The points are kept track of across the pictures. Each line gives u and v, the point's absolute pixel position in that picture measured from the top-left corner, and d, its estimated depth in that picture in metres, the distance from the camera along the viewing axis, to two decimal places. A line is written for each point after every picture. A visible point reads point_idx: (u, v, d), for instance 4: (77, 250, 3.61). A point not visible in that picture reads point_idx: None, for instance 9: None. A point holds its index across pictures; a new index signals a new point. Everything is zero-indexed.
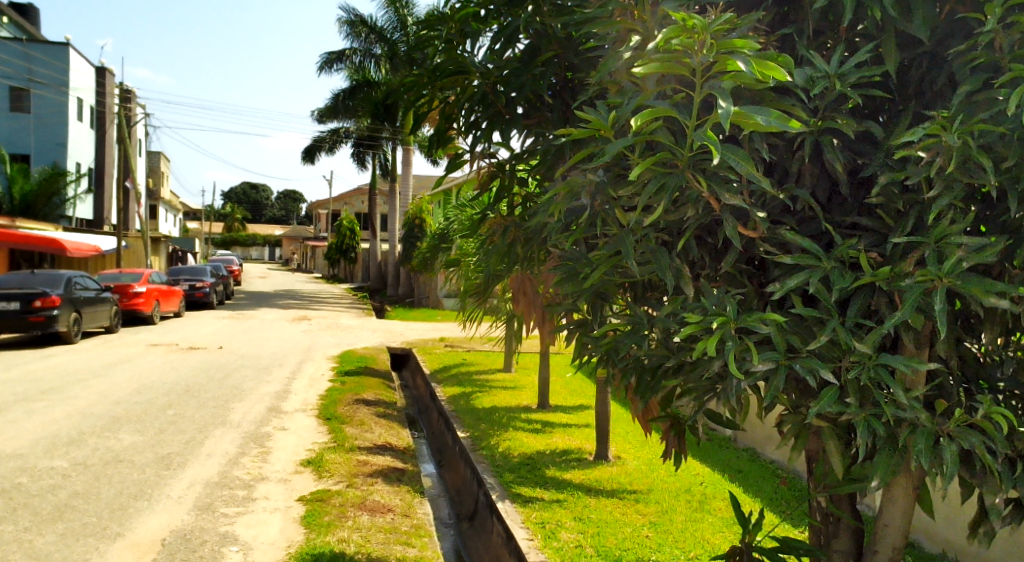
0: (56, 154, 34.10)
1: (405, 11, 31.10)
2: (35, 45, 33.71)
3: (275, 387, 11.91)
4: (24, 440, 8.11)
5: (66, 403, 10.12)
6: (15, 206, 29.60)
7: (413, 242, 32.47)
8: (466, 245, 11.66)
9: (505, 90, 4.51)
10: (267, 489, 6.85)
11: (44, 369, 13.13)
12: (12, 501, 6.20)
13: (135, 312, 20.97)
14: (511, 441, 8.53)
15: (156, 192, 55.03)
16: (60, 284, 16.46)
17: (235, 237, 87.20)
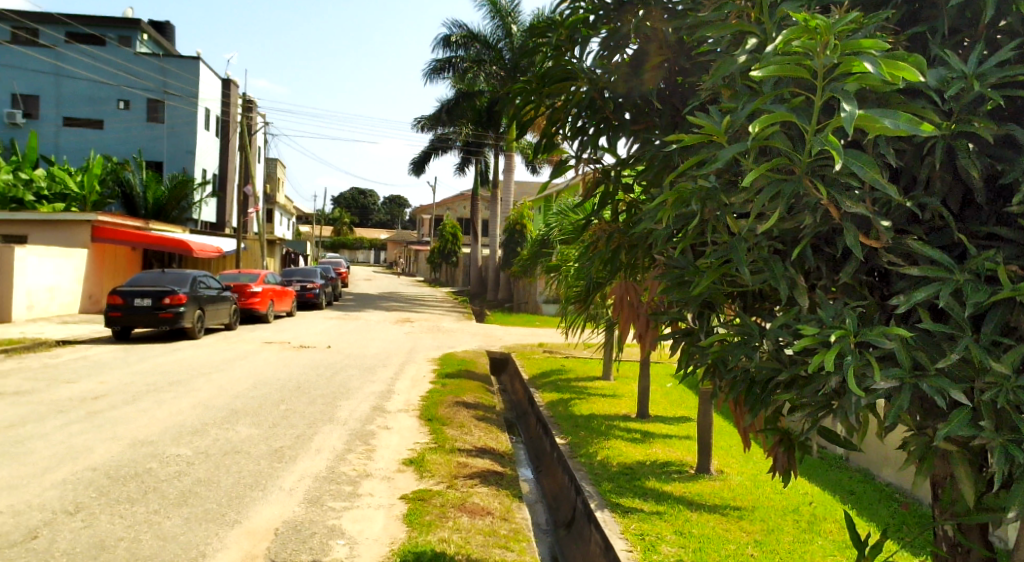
0: (185, 161, 36.13)
1: (510, 21, 31.48)
2: (169, 59, 35.90)
3: (379, 387, 12.20)
4: (153, 428, 8.60)
5: (190, 395, 10.68)
6: (149, 209, 31.51)
7: (514, 248, 32.74)
8: (567, 251, 11.65)
9: (612, 96, 4.52)
10: (372, 486, 7.01)
11: (170, 362, 13.91)
12: (143, 484, 6.58)
13: (251, 311, 21.92)
14: (609, 449, 8.45)
15: (272, 197, 57.59)
16: (187, 282, 17.39)
17: (343, 241, 90.27)
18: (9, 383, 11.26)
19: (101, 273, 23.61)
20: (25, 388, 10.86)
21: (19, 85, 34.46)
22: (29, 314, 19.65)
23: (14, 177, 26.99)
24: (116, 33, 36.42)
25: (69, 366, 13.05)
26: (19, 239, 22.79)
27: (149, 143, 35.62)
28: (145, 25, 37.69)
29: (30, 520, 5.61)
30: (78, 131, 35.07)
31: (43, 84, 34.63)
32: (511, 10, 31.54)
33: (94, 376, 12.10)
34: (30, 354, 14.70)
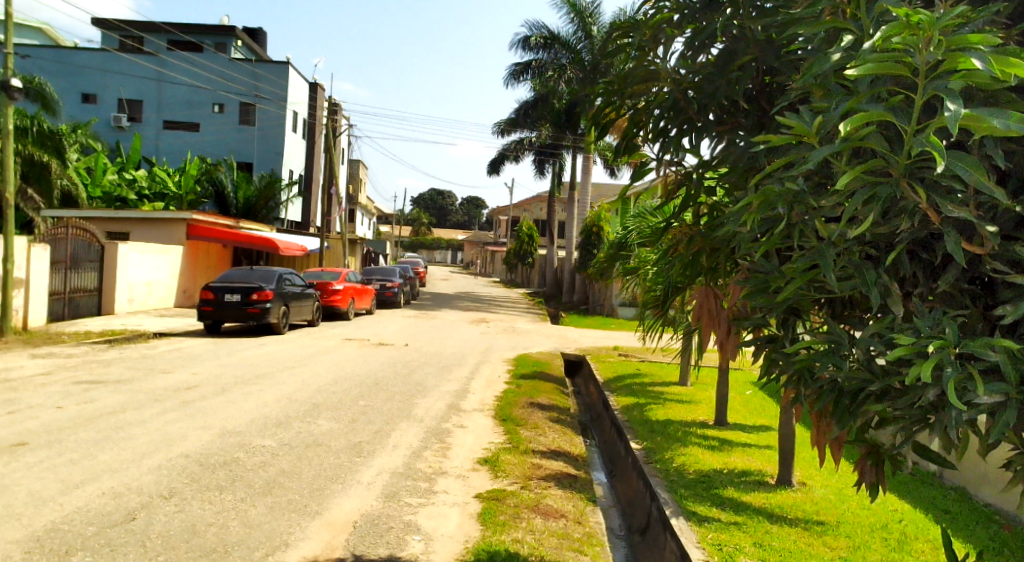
0: (274, 162, 37.16)
1: (590, 22, 31.17)
2: (261, 64, 36.99)
3: (455, 386, 12.30)
4: (241, 419, 8.87)
5: (275, 388, 10.99)
6: (239, 208, 32.59)
7: (591, 250, 32.58)
8: (646, 253, 11.49)
9: (696, 95, 4.42)
10: (447, 483, 7.06)
11: (256, 356, 14.35)
12: (231, 473, 6.78)
13: (333, 308, 22.41)
14: (685, 456, 8.30)
15: (355, 197, 58.83)
16: (274, 279, 17.85)
17: (421, 241, 91.53)
18: (111, 371, 11.81)
19: (194, 269, 24.54)
20: (125, 377, 11.37)
21: (125, 90, 36.21)
22: (131, 306, 20.58)
23: (118, 177, 28.48)
24: (213, 40, 38.64)
25: (164, 357, 13.59)
26: (121, 235, 23.92)
27: (240, 145, 36.86)
28: (239, 31, 39.00)
29: (128, 503, 5.85)
30: (176, 134, 36.60)
31: (146, 89, 36.29)
32: (591, 11, 31.23)
33: (187, 367, 12.58)
34: (129, 344, 15.40)
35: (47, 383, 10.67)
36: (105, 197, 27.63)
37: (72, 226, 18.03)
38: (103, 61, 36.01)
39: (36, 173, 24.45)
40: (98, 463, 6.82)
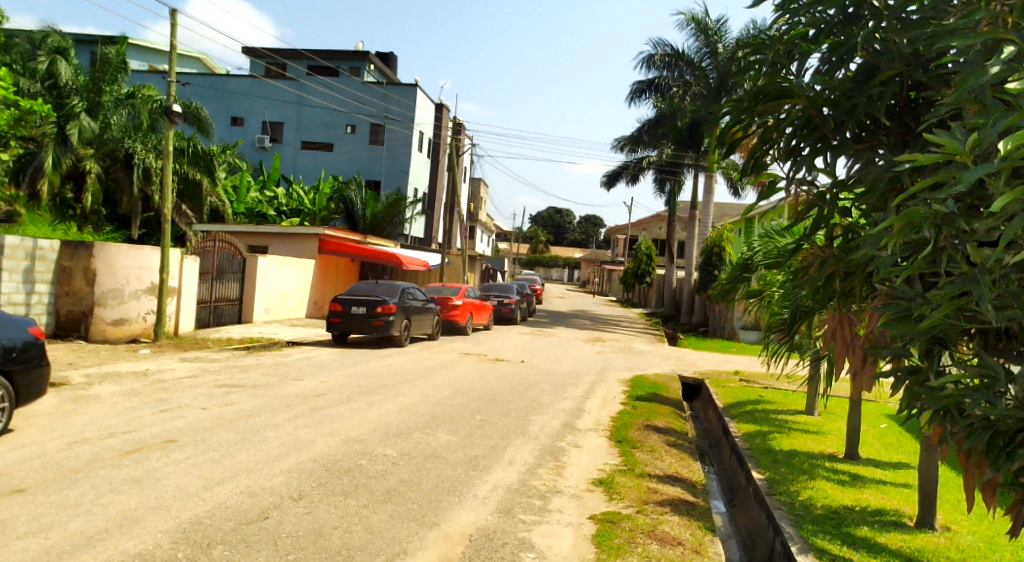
0: (400, 180, 38.22)
1: (716, 40, 30.31)
2: (392, 87, 38.24)
3: (571, 405, 12.21)
4: (365, 428, 9.12)
5: (396, 399, 11.25)
6: (367, 224, 33.76)
7: (712, 271, 31.72)
8: (772, 275, 11.09)
9: (832, 112, 4.76)
10: (562, 502, 6.99)
11: (379, 367, 14.73)
12: (355, 479, 6.96)
13: (452, 322, 22.75)
14: (813, 489, 7.90)
15: (475, 215, 59.68)
16: (398, 292, 18.30)
17: (539, 258, 91.90)
18: (248, 377, 12.42)
19: (324, 282, 25.56)
20: (261, 383, 11.93)
21: (268, 112, 38.43)
22: (266, 315, 21.62)
23: (260, 195, 30.13)
24: (349, 65, 39.99)
25: (295, 365, 14.16)
26: (260, 248, 25.24)
27: (370, 164, 38.21)
28: (372, 55, 40.57)
29: (262, 502, 6.10)
30: (312, 153, 38.40)
31: (287, 112, 38.40)
32: (718, 27, 30.34)
33: (316, 376, 13.07)
34: (265, 352, 16.16)
35: (192, 385, 11.32)
36: (248, 212, 29.35)
37: (219, 239, 19.18)
38: (251, 86, 38.39)
39: (189, 191, 26.37)
40: (237, 463, 7.15)
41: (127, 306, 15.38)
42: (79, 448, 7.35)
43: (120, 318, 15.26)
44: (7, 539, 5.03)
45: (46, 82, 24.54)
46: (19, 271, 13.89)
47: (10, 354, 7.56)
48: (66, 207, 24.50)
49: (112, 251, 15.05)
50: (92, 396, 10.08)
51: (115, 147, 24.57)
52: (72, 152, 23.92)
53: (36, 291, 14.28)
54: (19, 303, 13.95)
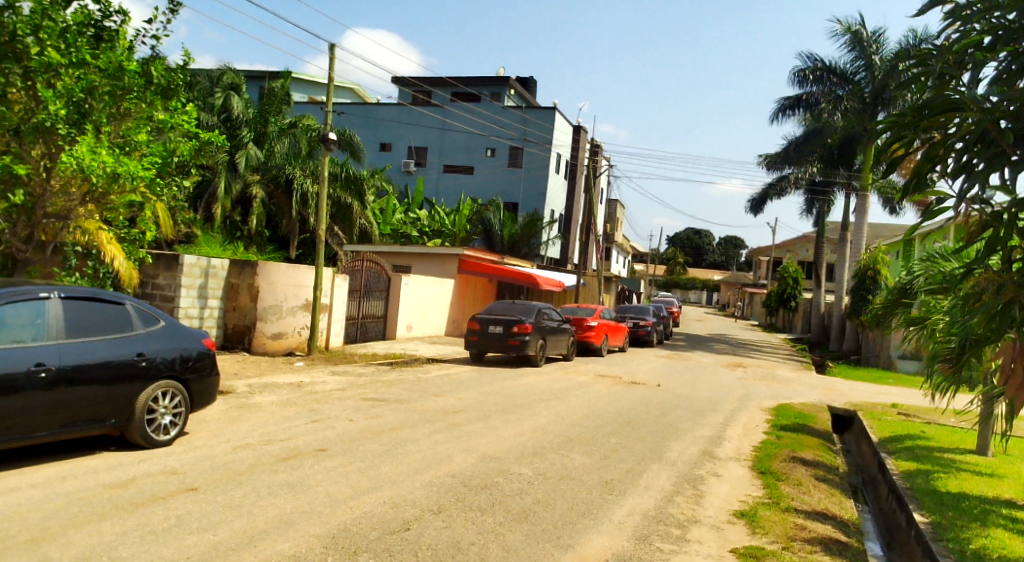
0: (538, 202, 38.64)
1: (872, 51, 28.95)
2: (531, 110, 38.81)
3: (710, 432, 11.87)
4: (502, 445, 9.25)
5: (532, 418, 11.33)
6: (505, 245, 34.34)
7: (865, 296, 30.07)
8: (935, 301, 10.43)
9: (1010, 126, 4.54)
10: (701, 533, 6.81)
11: (515, 386, 14.88)
12: (491, 496, 7.06)
13: (587, 344, 22.70)
14: (986, 538, 7.27)
15: (612, 236, 59.43)
16: (534, 312, 18.45)
17: (676, 280, 90.24)
18: (392, 391, 12.88)
19: (463, 301, 26.14)
20: (403, 397, 12.35)
21: (414, 138, 39.99)
22: (408, 333, 22.34)
23: (405, 216, 31.23)
24: (490, 90, 41.05)
25: (435, 382, 14.53)
26: (404, 268, 26.21)
27: (508, 186, 38.87)
28: (514, 80, 41.44)
29: (403, 513, 6.30)
30: (454, 177, 39.53)
31: (432, 137, 39.78)
32: (875, 38, 28.97)
33: (455, 392, 13.38)
34: (407, 368, 16.70)
35: (341, 397, 11.86)
36: (393, 233, 30.48)
37: (367, 258, 20.05)
38: (398, 113, 39.97)
39: (341, 214, 27.75)
40: (381, 474, 7.42)
41: (285, 321, 16.32)
42: (242, 453, 7.86)
43: (279, 332, 16.22)
44: (181, 533, 5.44)
45: (221, 115, 26.24)
46: (195, 287, 15.00)
47: (187, 363, 8.16)
48: (234, 229, 26.42)
49: (273, 269, 16.04)
50: (252, 405, 10.75)
51: (279, 173, 26.49)
52: (240, 178, 25.88)
53: (208, 306, 15.39)
54: (194, 317, 15.07)
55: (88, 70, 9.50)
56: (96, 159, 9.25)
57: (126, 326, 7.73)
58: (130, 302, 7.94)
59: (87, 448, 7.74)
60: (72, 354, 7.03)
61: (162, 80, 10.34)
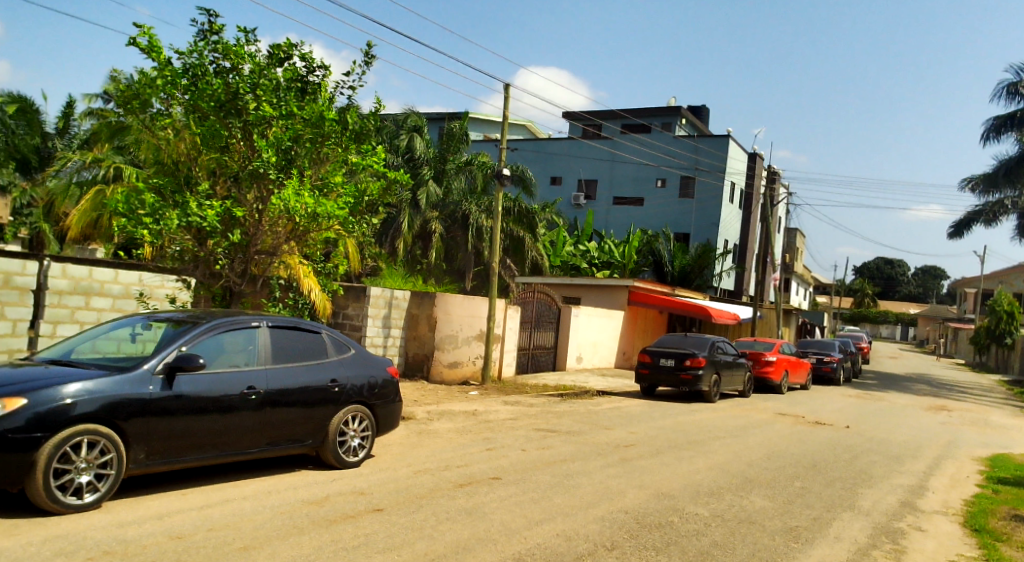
0: (711, 233, 37.77)
1: None
2: (704, 139, 38.09)
3: (909, 481, 10.98)
4: (678, 483, 9.03)
5: (708, 456, 10.99)
6: (676, 276, 33.78)
7: None
8: None
9: None
10: None
11: (689, 422, 14.50)
12: (666, 536, 6.90)
13: (766, 380, 21.77)
14: None
15: (792, 266, 56.87)
16: (707, 345, 17.91)
17: (866, 314, 84.65)
18: (563, 423, 12.95)
19: (633, 334, 25.91)
20: (575, 429, 12.36)
21: (585, 171, 40.37)
22: (579, 364, 22.39)
23: (574, 249, 31.38)
24: (661, 121, 40.83)
25: (606, 415, 14.46)
26: (574, 299, 26.38)
27: (680, 217, 38.30)
28: (685, 110, 41.00)
29: (578, 547, 6.29)
30: (624, 208, 39.46)
31: (602, 169, 40.01)
32: None
33: (627, 426, 13.24)
34: (578, 399, 16.73)
35: (513, 427, 12.06)
36: (563, 265, 30.72)
37: (538, 289, 20.36)
38: (569, 147, 40.59)
39: (514, 246, 28.44)
40: (555, 506, 7.47)
41: (461, 350, 16.89)
42: (423, 477, 8.17)
43: (455, 361, 16.79)
44: (369, 552, 5.72)
45: (405, 156, 27.78)
46: (380, 316, 15.82)
47: (374, 389, 8.61)
48: (415, 262, 27.59)
49: (450, 300, 16.68)
50: (431, 431, 11.18)
51: (456, 209, 27.58)
52: (422, 214, 27.26)
53: (391, 335, 16.18)
54: (378, 344, 15.87)
55: (295, 121, 10.35)
56: (300, 201, 10.04)
57: (322, 354, 8.26)
58: (326, 331, 8.47)
59: (288, 465, 8.34)
60: (278, 379, 7.63)
61: (356, 125, 11.08)
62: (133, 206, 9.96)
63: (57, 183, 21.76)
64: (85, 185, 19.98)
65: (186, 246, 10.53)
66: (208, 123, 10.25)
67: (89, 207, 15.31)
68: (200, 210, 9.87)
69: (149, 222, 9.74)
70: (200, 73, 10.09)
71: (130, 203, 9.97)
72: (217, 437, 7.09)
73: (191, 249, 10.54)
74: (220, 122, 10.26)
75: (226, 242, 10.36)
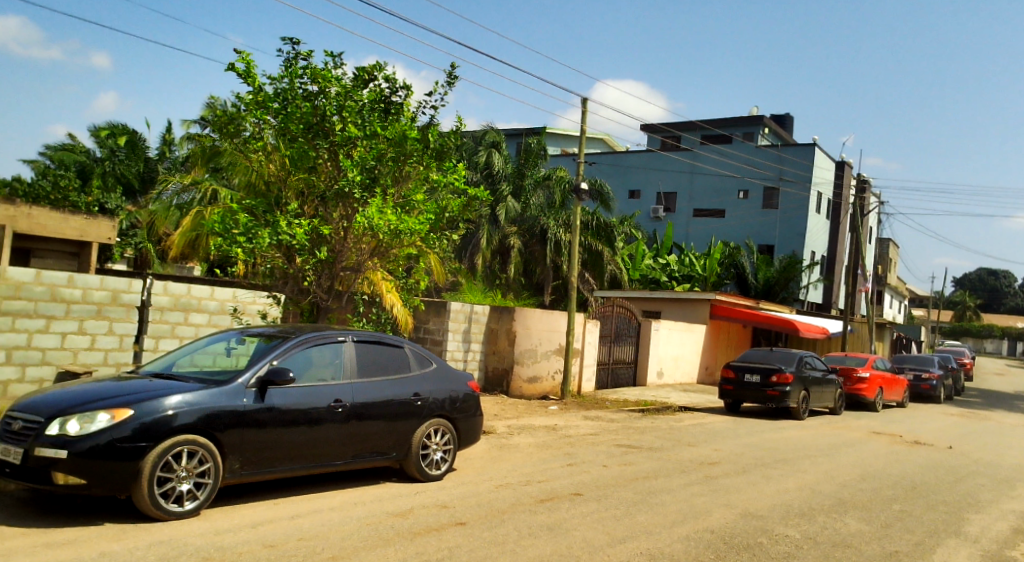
0: (796, 244, 36.81)
1: None
2: (788, 148, 37.21)
3: (1019, 506, 10.38)
4: (765, 503, 8.79)
5: (797, 475, 10.68)
6: (760, 290, 33.05)
7: None
8: None
9: None
10: None
11: (776, 439, 14.12)
12: (754, 557, 6.71)
13: (858, 397, 21.01)
14: None
15: (885, 278, 54.82)
16: (795, 361, 17.42)
17: (966, 328, 80.82)
18: (644, 438, 12.80)
19: (716, 348, 25.46)
20: (657, 445, 12.19)
21: (664, 183, 39.94)
22: (660, 379, 22.09)
23: (654, 262, 31.01)
24: (743, 130, 40.12)
25: (689, 431, 14.22)
26: (654, 313, 26.07)
27: (764, 228, 37.50)
28: (768, 119, 40.20)
29: None
30: (705, 220, 38.87)
31: (682, 181, 39.54)
32: None
33: (711, 443, 12.98)
34: (659, 415, 16.51)
35: (594, 442, 11.98)
36: (643, 278, 30.37)
37: (617, 303, 20.21)
38: (648, 160, 40.24)
39: (592, 260, 28.35)
40: (638, 523, 7.38)
41: (540, 364, 16.94)
42: (504, 492, 8.20)
43: (534, 376, 16.85)
44: None
45: (484, 172, 27.98)
46: (460, 331, 15.97)
47: (455, 403, 8.69)
48: (493, 277, 27.80)
49: (529, 315, 16.73)
50: (511, 445, 11.21)
51: (534, 224, 27.71)
52: (501, 229, 27.58)
53: (472, 349, 16.31)
54: (459, 359, 16.02)
55: (379, 141, 10.60)
56: (383, 218, 10.25)
57: (405, 368, 8.39)
58: (408, 345, 8.60)
59: (373, 477, 8.50)
60: (363, 392, 7.79)
61: (435, 143, 11.25)
62: (228, 225, 10.33)
63: (158, 205, 22.90)
64: (183, 207, 20.99)
65: (276, 263, 10.87)
66: (297, 145, 10.59)
67: (188, 228, 16.02)
68: (290, 228, 10.19)
69: (243, 240, 10.11)
70: (290, 97, 10.46)
71: (225, 222, 10.36)
72: (305, 449, 7.28)
73: (281, 265, 10.87)
74: (308, 144, 10.59)
75: (313, 259, 10.66)
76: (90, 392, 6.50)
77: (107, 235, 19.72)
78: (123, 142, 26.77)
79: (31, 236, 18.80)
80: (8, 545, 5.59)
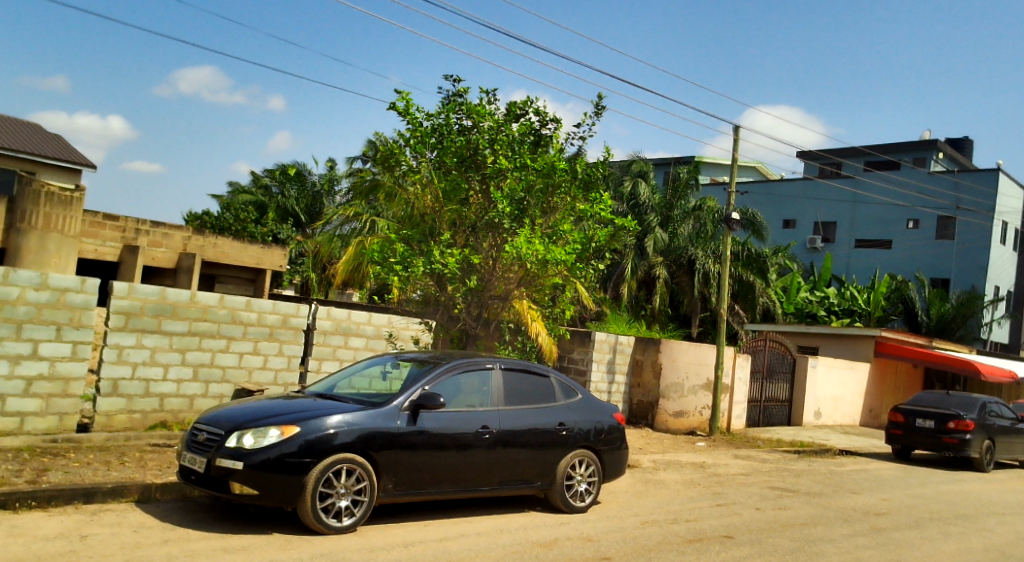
0: (977, 276, 34.24)
1: None
2: (965, 174, 34.83)
3: None
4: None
5: (980, 534, 9.76)
6: (932, 326, 30.83)
7: None
8: None
9: None
10: None
11: (954, 492, 13.00)
12: None
13: None
14: None
15: None
16: (976, 407, 16.04)
17: None
18: (802, 482, 12.16)
19: (882, 389, 23.96)
20: (815, 491, 11.55)
21: (822, 213, 38.26)
22: (818, 419, 21.00)
23: (810, 295, 29.71)
24: (914, 155, 37.52)
25: (852, 477, 13.38)
26: (811, 349, 24.84)
27: (937, 260, 35.10)
28: (944, 144, 37.65)
29: None
30: (868, 252, 36.84)
31: (842, 211, 37.77)
32: None
33: (877, 491, 12.16)
34: (818, 458, 15.67)
35: (745, 483, 11.51)
36: (797, 312, 29.11)
37: (771, 338, 19.38)
38: (805, 188, 38.83)
39: (744, 292, 27.56)
40: None
41: (687, 399, 16.57)
42: (651, 529, 8.02)
43: (680, 410, 16.48)
44: None
45: (629, 202, 27.73)
46: (605, 361, 15.84)
47: (600, 434, 8.61)
48: (639, 307, 27.53)
49: (676, 347, 16.40)
50: (658, 481, 10.96)
51: (682, 253, 27.28)
52: (647, 260, 27.31)
53: (616, 380, 16.16)
54: (603, 390, 15.90)
55: (529, 172, 10.84)
56: (532, 248, 10.38)
57: (550, 398, 8.41)
58: (554, 375, 8.61)
59: (519, 505, 8.55)
60: (510, 420, 7.87)
61: (583, 174, 11.28)
62: (386, 254, 10.87)
63: (322, 236, 24.37)
64: (345, 238, 22.20)
65: (429, 291, 11.24)
66: (451, 177, 11.00)
67: (351, 257, 16.94)
68: (442, 257, 10.53)
69: (399, 268, 10.55)
70: (446, 132, 10.88)
71: (384, 252, 10.88)
72: (454, 472, 7.43)
73: (433, 292, 11.23)
74: (461, 176, 10.98)
75: (463, 286, 10.96)
76: (263, 409, 6.93)
77: (279, 263, 21.19)
78: (293, 177, 28.84)
79: (214, 263, 20.49)
80: (191, 547, 6.02)
